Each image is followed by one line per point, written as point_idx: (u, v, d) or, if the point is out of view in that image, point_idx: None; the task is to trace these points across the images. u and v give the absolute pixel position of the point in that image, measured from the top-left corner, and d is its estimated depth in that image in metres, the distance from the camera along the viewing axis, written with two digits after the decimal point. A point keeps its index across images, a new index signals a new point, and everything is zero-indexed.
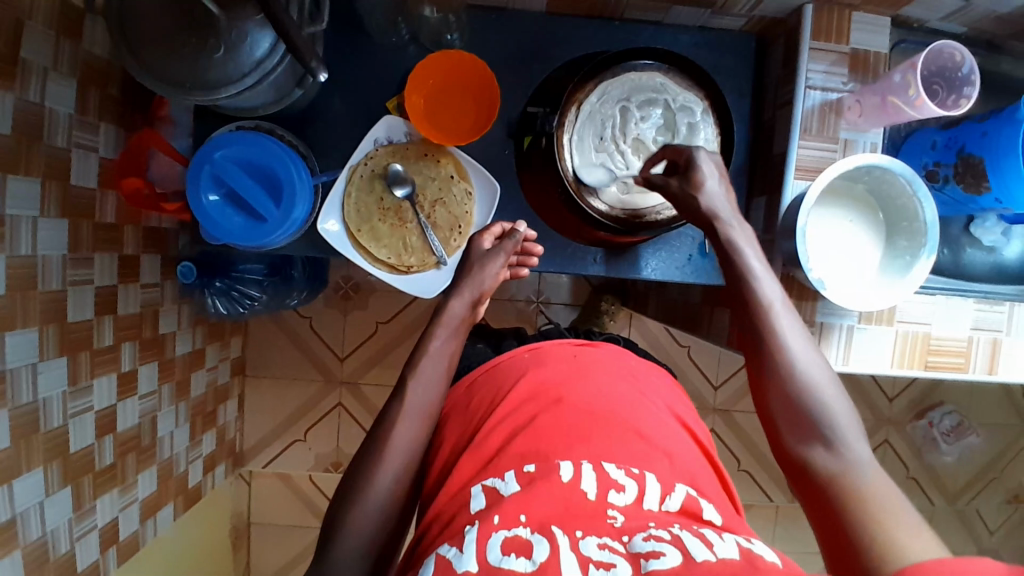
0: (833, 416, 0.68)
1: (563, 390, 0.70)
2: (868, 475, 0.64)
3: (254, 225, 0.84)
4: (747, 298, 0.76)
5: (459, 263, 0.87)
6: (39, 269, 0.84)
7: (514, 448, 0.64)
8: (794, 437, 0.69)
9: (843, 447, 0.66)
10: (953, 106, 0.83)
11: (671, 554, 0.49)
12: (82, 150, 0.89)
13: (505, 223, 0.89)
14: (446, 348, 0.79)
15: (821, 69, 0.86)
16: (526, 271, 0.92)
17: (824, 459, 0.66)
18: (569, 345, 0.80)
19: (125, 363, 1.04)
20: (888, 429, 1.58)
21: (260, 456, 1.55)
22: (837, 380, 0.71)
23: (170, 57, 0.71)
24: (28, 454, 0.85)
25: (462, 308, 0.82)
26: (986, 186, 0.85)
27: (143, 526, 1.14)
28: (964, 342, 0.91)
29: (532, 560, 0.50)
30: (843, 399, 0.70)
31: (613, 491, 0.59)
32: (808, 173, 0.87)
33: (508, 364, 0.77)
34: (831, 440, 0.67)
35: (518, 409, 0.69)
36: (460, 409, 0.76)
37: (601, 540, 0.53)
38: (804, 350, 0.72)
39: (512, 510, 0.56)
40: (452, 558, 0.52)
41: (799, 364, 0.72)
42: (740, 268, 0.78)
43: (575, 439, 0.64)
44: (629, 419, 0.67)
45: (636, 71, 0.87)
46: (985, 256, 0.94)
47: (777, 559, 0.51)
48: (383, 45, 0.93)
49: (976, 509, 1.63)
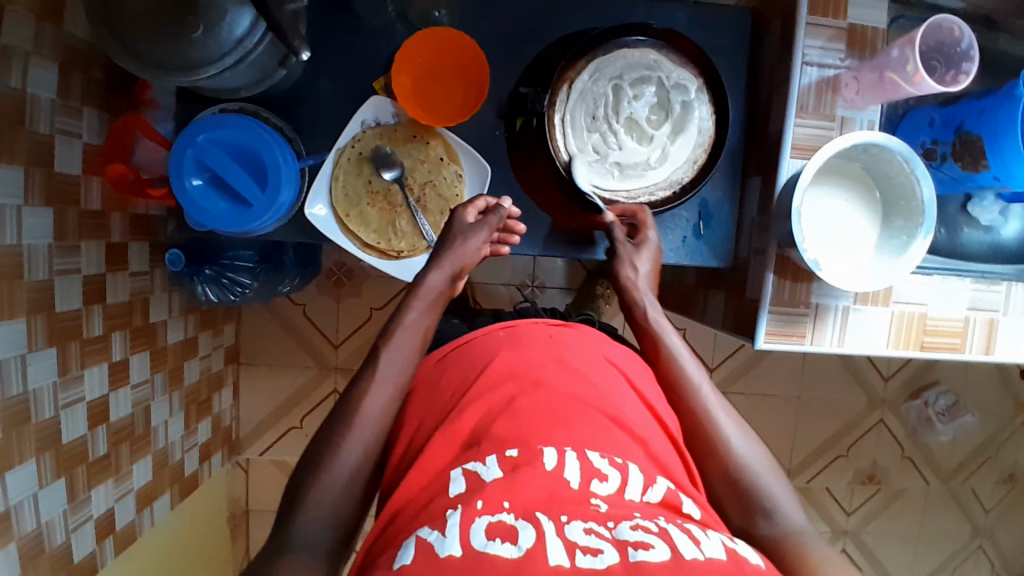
0: (767, 485, 0.71)
1: (541, 373, 0.69)
2: (806, 541, 0.66)
3: (240, 211, 0.83)
4: (677, 380, 0.79)
5: (442, 235, 0.86)
6: (25, 258, 0.82)
7: (496, 432, 0.63)
8: (737, 515, 0.70)
9: (779, 515, 0.69)
10: (952, 82, 0.81)
11: (659, 547, 0.49)
12: (65, 136, 0.87)
13: (489, 197, 0.88)
14: (422, 321, 0.79)
15: (817, 46, 0.84)
16: (507, 250, 0.90)
17: (766, 529, 0.68)
18: (545, 325, 0.79)
19: (117, 352, 1.03)
20: (882, 409, 1.58)
21: (256, 444, 1.55)
22: (765, 449, 0.74)
23: (148, 38, 0.69)
24: (20, 446, 0.84)
25: (440, 280, 0.82)
26: (984, 164, 0.83)
27: (140, 515, 1.14)
28: (960, 321, 0.91)
29: (519, 546, 0.50)
30: (771, 466, 0.73)
31: (596, 480, 0.58)
32: (804, 152, 0.86)
33: (482, 341, 0.76)
34: (769, 509, 0.69)
35: (494, 390, 0.68)
36: (430, 385, 0.76)
37: (587, 525, 0.53)
38: (732, 423, 0.75)
39: (497, 496, 0.55)
40: (434, 542, 0.51)
41: (734, 438, 0.74)
42: (668, 351, 0.81)
43: (554, 425, 0.63)
44: (606, 405, 0.67)
45: (628, 47, 0.84)
46: (982, 235, 0.93)
47: (760, 561, 0.52)
48: (368, 24, 0.90)
49: (970, 488, 1.64)
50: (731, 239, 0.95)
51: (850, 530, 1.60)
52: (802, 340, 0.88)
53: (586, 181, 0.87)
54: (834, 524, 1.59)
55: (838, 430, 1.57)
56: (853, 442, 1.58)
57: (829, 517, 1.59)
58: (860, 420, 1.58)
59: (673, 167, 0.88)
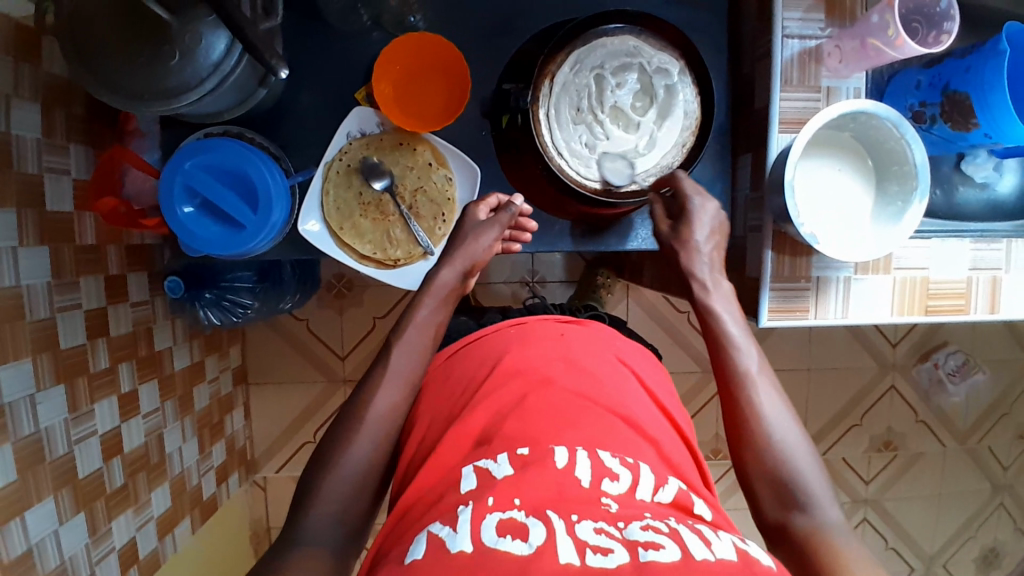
0: (806, 480, 0.68)
1: (549, 371, 0.70)
2: (842, 540, 0.64)
3: (233, 234, 0.83)
4: (726, 364, 0.76)
5: (454, 232, 0.86)
6: (26, 298, 0.82)
7: (506, 431, 0.63)
8: (773, 504, 0.69)
9: (817, 510, 0.66)
10: (933, 43, 0.81)
11: (669, 548, 0.48)
12: (54, 174, 0.87)
13: (501, 195, 0.89)
14: (434, 318, 0.80)
15: (796, 17, 0.83)
16: (518, 246, 0.93)
17: (801, 523, 0.66)
18: (554, 322, 0.80)
19: (125, 384, 1.04)
20: (893, 374, 1.58)
21: (272, 462, 1.55)
22: (809, 443, 0.72)
23: (126, 68, 0.69)
24: (37, 484, 0.84)
25: (452, 277, 0.82)
26: (974, 122, 0.83)
27: (162, 543, 1.14)
28: (963, 283, 0.90)
29: (529, 543, 0.49)
30: (814, 460, 0.70)
31: (607, 479, 0.58)
32: (792, 125, 0.85)
33: (493, 339, 0.77)
34: (805, 502, 0.67)
35: (505, 388, 0.69)
36: (440, 382, 0.77)
37: (597, 525, 0.52)
38: (778, 414, 0.72)
39: (506, 493, 0.55)
40: (446, 538, 0.51)
41: (779, 432, 0.71)
42: (719, 334, 0.78)
43: (562, 425, 0.63)
44: (615, 404, 0.68)
45: (606, 36, 0.83)
46: (978, 193, 0.93)
47: (771, 563, 0.51)
48: (344, 35, 0.90)
49: (988, 446, 1.63)
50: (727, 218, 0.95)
51: (870, 497, 1.60)
52: (806, 315, 0.88)
53: (578, 173, 0.85)
54: (854, 493, 1.59)
55: (850, 399, 1.57)
56: (866, 409, 1.58)
57: (848, 486, 1.59)
58: (871, 386, 1.57)
59: (662, 152, 0.87)
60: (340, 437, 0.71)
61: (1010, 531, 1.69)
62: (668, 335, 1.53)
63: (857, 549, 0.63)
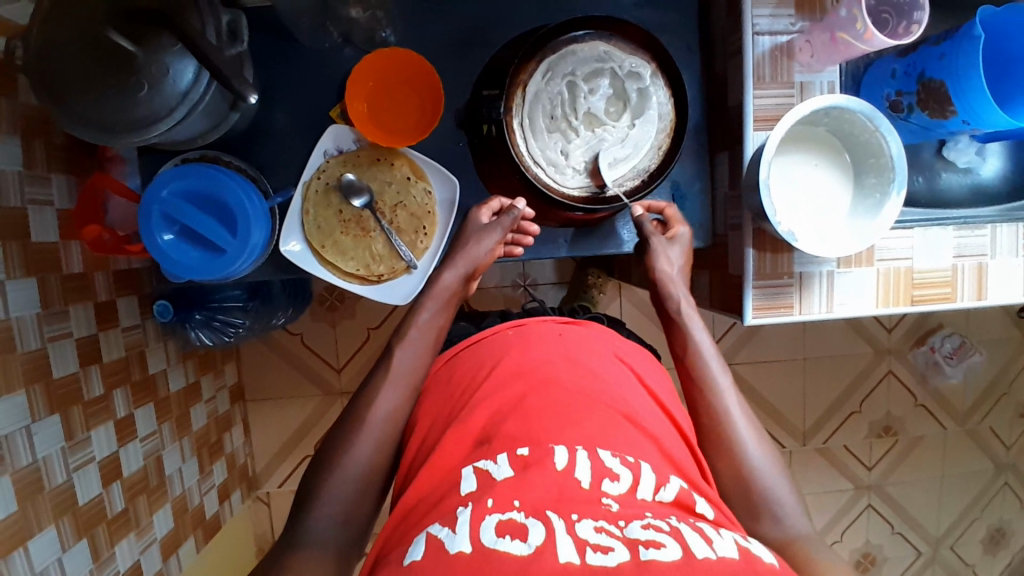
0: (775, 490, 0.71)
1: (550, 370, 0.69)
2: (811, 548, 0.67)
3: (215, 258, 0.83)
4: (698, 376, 0.80)
5: (456, 235, 0.89)
6: (15, 331, 0.83)
7: (506, 431, 0.62)
8: (743, 512, 0.71)
9: (787, 521, 0.69)
10: (904, 34, 0.79)
11: (670, 546, 0.49)
12: (37, 205, 0.88)
13: (505, 198, 0.89)
14: (435, 321, 0.81)
15: (766, 14, 0.83)
16: (521, 249, 0.92)
17: (771, 532, 0.68)
18: (554, 322, 0.79)
19: (120, 409, 1.04)
20: (890, 359, 1.57)
21: (275, 476, 1.56)
22: (778, 454, 0.75)
23: (93, 104, 0.69)
24: (37, 514, 0.85)
25: (454, 279, 0.84)
26: (951, 109, 0.82)
27: (167, 564, 1.15)
28: (948, 271, 0.90)
29: (528, 543, 0.50)
30: (782, 472, 0.73)
31: (607, 479, 0.57)
32: (767, 122, 0.85)
33: (492, 341, 0.76)
34: (778, 513, 0.70)
35: (506, 388, 0.68)
36: (442, 384, 0.75)
37: (597, 524, 0.52)
38: (749, 427, 0.76)
39: (507, 494, 0.55)
40: (445, 539, 0.51)
41: (748, 444, 0.74)
42: (692, 348, 0.81)
43: (564, 423, 0.62)
44: (616, 402, 0.67)
45: (575, 44, 0.83)
46: (961, 178, 0.93)
47: (773, 560, 0.52)
48: (316, 53, 0.90)
49: (989, 426, 1.63)
50: (707, 218, 0.95)
51: (873, 483, 1.60)
52: (790, 311, 0.88)
53: (552, 181, 0.86)
54: (857, 480, 1.59)
55: (848, 386, 1.57)
56: (865, 396, 1.57)
57: (850, 473, 1.58)
58: (868, 372, 1.57)
59: (638, 155, 0.87)
60: (329, 454, 0.71)
61: (1014, 511, 1.69)
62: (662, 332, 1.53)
63: (825, 557, 0.66)
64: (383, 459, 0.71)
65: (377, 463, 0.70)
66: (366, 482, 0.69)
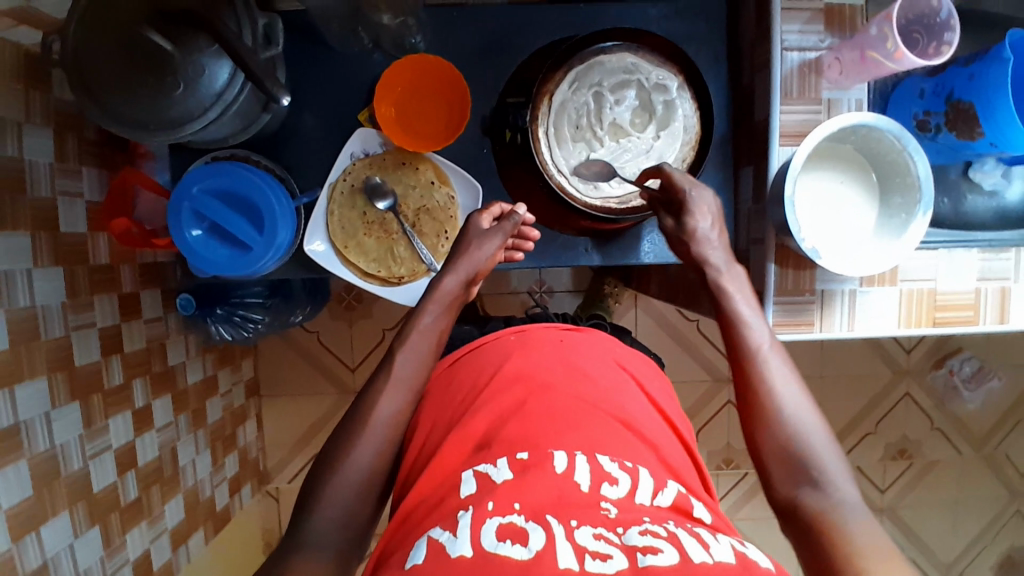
0: (818, 456, 0.67)
1: (551, 376, 0.69)
2: (853, 518, 0.62)
3: (238, 255, 0.85)
4: (738, 344, 0.75)
5: (456, 240, 0.86)
6: (40, 318, 0.84)
7: (506, 435, 0.63)
8: (784, 479, 0.67)
9: (830, 488, 0.65)
10: (935, 54, 0.79)
11: (667, 551, 0.49)
12: (67, 197, 0.90)
13: (504, 204, 0.88)
14: (437, 325, 0.80)
15: (795, 30, 0.83)
16: (521, 254, 0.92)
17: (812, 500, 0.65)
18: (555, 329, 0.79)
19: (138, 399, 1.06)
20: (907, 380, 1.56)
21: (285, 472, 1.57)
22: (824, 422, 0.70)
23: (130, 102, 0.70)
24: (53, 499, 0.86)
25: (456, 284, 0.82)
26: (979, 131, 0.81)
27: (176, 554, 1.16)
28: (971, 294, 0.89)
29: (528, 547, 0.49)
30: (828, 436, 0.69)
31: (606, 483, 0.57)
32: (793, 138, 0.85)
33: (493, 345, 0.76)
34: (819, 481, 0.66)
35: (506, 392, 0.68)
36: (441, 390, 0.75)
37: (596, 530, 0.52)
38: (790, 390, 0.71)
39: (507, 497, 0.55)
40: (446, 543, 0.51)
41: (791, 412, 0.70)
42: (727, 312, 0.77)
43: (563, 429, 0.63)
44: (615, 409, 0.67)
45: (602, 54, 0.83)
46: (987, 201, 0.91)
47: (771, 564, 0.51)
48: (347, 56, 0.91)
49: (1005, 452, 1.61)
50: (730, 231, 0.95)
51: (886, 505, 1.58)
52: (811, 328, 0.88)
53: (577, 191, 0.86)
54: (870, 501, 1.57)
55: (864, 405, 1.55)
56: (881, 416, 1.56)
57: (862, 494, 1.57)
58: (885, 392, 1.55)
59: None
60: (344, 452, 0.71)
61: None
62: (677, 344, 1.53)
63: (866, 528, 0.61)
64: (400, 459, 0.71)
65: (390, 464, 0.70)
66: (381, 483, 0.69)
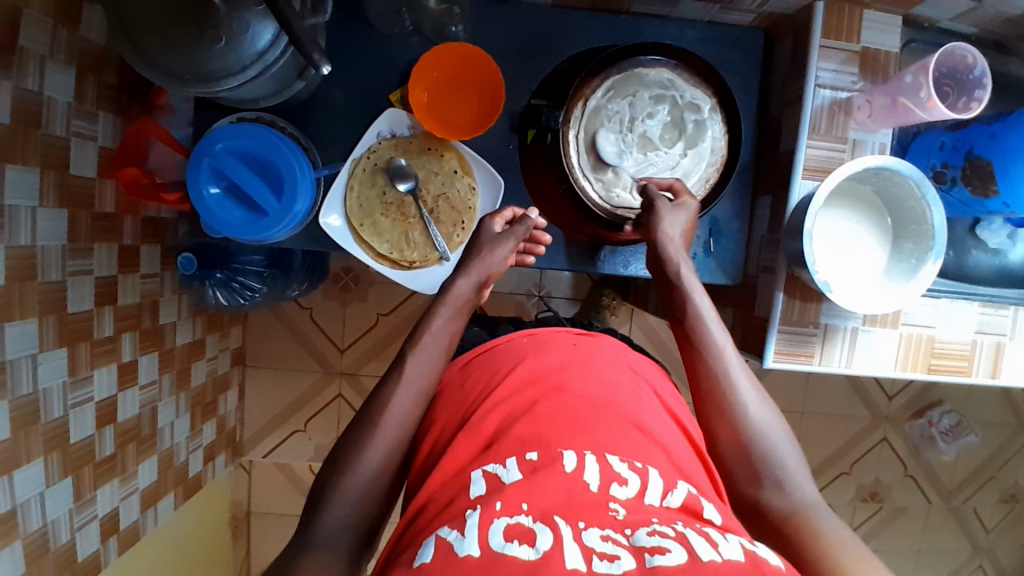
0: (779, 455, 0.69)
1: (564, 378, 0.70)
2: (819, 515, 0.65)
3: (255, 219, 0.84)
4: (697, 343, 0.77)
5: (469, 245, 0.88)
6: (39, 259, 0.83)
7: (516, 433, 0.63)
8: (744, 477, 0.70)
9: (791, 487, 0.67)
10: (963, 109, 0.81)
11: (676, 551, 0.49)
12: (80, 139, 0.88)
13: (516, 208, 0.90)
14: (448, 327, 0.79)
15: (830, 68, 0.85)
16: (532, 259, 0.93)
17: (775, 498, 0.67)
18: (570, 333, 0.80)
19: (126, 353, 1.04)
20: (886, 426, 1.58)
21: (260, 446, 1.56)
22: (781, 418, 0.73)
23: (167, 46, 0.70)
24: (28, 445, 0.84)
25: (467, 288, 0.83)
26: (993, 189, 0.84)
27: (143, 516, 1.14)
28: (967, 345, 0.91)
29: (535, 548, 0.49)
30: (785, 432, 0.72)
31: (615, 483, 0.58)
32: (816, 172, 0.86)
33: (507, 347, 0.77)
34: (781, 481, 0.68)
35: (517, 393, 0.69)
36: (454, 388, 0.75)
37: (604, 532, 0.52)
38: (750, 389, 0.73)
39: (515, 497, 0.55)
40: (454, 542, 0.51)
41: (751, 409, 0.72)
42: (688, 312, 0.79)
43: (575, 430, 0.63)
44: (628, 413, 0.67)
45: (642, 68, 0.85)
46: (989, 258, 0.93)
47: (780, 562, 0.51)
48: (386, 36, 0.91)
49: (972, 507, 1.64)
50: (740, 256, 0.96)
51: None
52: (810, 360, 0.89)
53: (598, 196, 0.87)
54: None
55: (842, 445, 1.57)
56: (857, 458, 1.58)
57: None
58: (864, 435, 1.58)
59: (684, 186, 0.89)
60: (342, 443, 0.71)
61: None
62: (667, 364, 1.54)
63: (832, 523, 0.64)
64: (393, 442, 0.70)
65: (386, 449, 0.69)
66: (376, 465, 0.68)
